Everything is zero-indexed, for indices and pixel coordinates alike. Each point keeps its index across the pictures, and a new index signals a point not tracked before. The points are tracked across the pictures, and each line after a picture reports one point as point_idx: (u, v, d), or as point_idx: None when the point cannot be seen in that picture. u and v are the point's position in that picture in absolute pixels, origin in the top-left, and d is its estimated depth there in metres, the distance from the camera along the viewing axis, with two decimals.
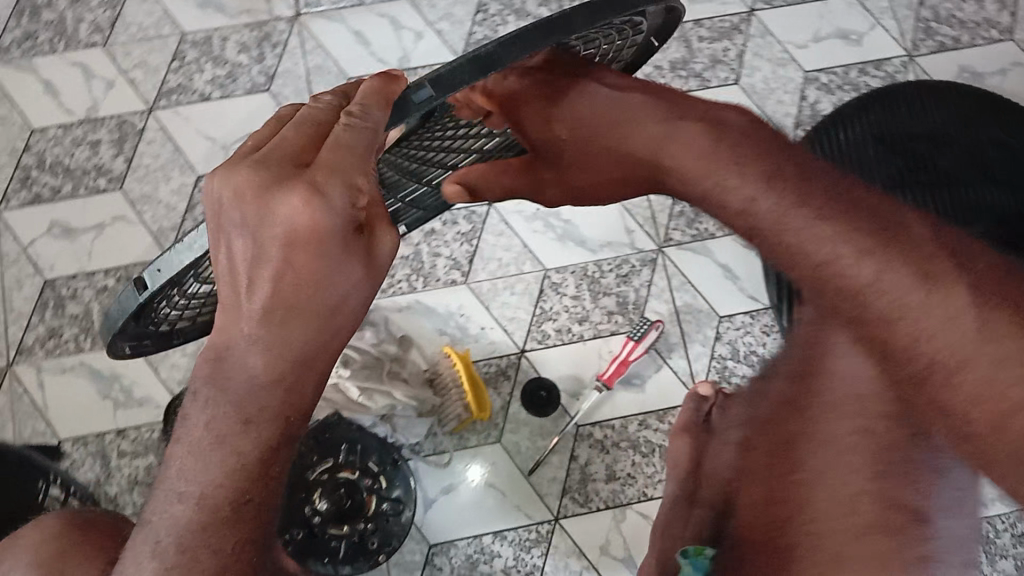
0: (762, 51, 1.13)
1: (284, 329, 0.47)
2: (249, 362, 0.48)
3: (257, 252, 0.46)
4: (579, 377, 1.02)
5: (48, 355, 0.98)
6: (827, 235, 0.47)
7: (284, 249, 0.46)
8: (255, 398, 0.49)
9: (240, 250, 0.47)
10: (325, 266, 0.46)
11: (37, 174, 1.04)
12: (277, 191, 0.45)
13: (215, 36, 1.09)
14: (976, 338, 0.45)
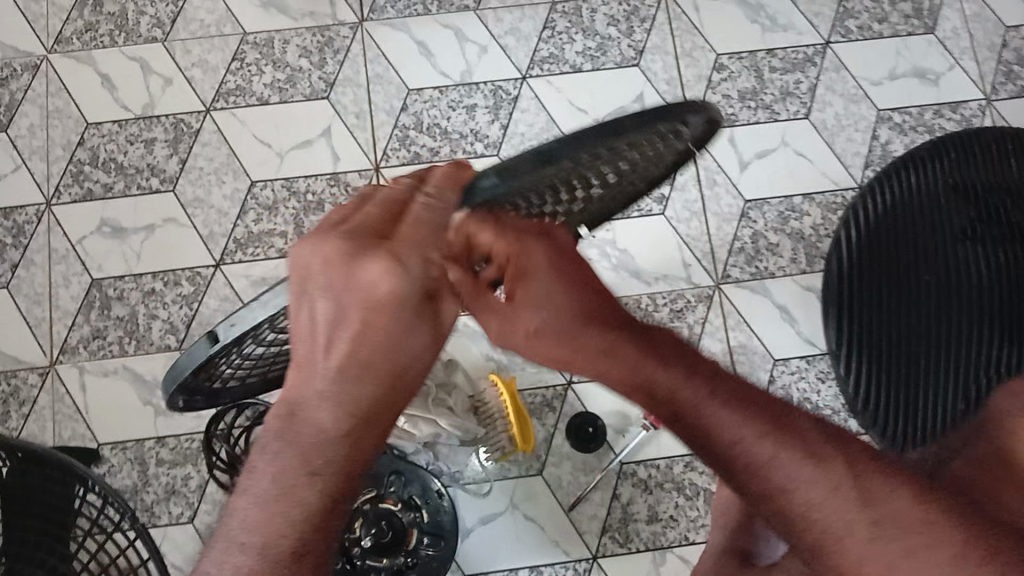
0: (835, 85, 1.09)
1: (353, 393, 0.41)
2: (317, 422, 0.41)
3: (332, 316, 0.41)
4: (626, 413, 0.99)
5: (92, 356, 0.98)
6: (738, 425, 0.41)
7: (361, 316, 0.40)
8: (323, 453, 0.42)
9: (313, 316, 0.40)
10: (397, 334, 0.41)
11: (89, 171, 1.02)
12: (358, 257, 0.39)
13: (276, 38, 1.07)
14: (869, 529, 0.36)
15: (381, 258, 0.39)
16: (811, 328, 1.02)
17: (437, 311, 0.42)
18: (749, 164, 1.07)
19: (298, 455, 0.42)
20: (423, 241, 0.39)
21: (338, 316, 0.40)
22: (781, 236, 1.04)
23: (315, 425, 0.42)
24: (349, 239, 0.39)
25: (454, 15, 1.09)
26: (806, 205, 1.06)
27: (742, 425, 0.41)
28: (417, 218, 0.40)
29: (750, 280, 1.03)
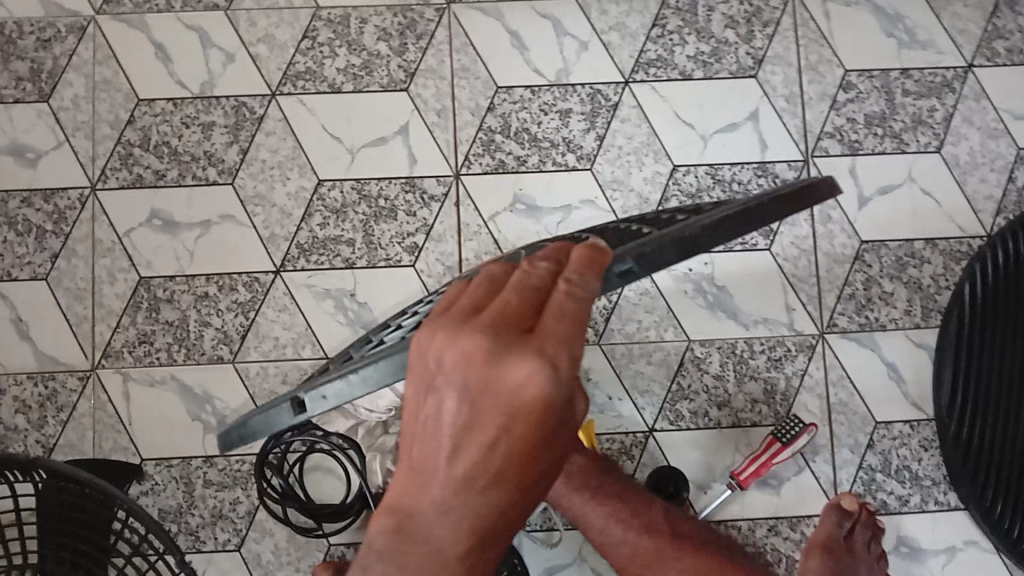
0: (973, 116, 0.97)
1: (478, 505, 0.34)
2: (433, 534, 0.35)
3: (462, 417, 0.34)
4: (709, 468, 0.91)
5: (137, 363, 0.90)
6: None
7: (501, 421, 0.34)
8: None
9: (438, 414, 0.35)
10: (539, 439, 0.34)
11: (140, 154, 0.92)
12: (502, 352, 0.33)
13: (353, 15, 0.95)
14: None
15: (530, 350, 0.33)
16: (919, 390, 0.94)
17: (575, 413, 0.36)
18: (870, 200, 0.96)
19: (409, 568, 0.35)
20: (572, 334, 0.34)
21: (470, 420, 0.34)
22: (896, 284, 0.94)
23: (431, 539, 0.35)
24: (494, 328, 0.34)
25: (554, 3, 0.96)
26: (927, 252, 0.95)
27: None
28: (561, 307, 0.35)
29: (858, 331, 0.94)
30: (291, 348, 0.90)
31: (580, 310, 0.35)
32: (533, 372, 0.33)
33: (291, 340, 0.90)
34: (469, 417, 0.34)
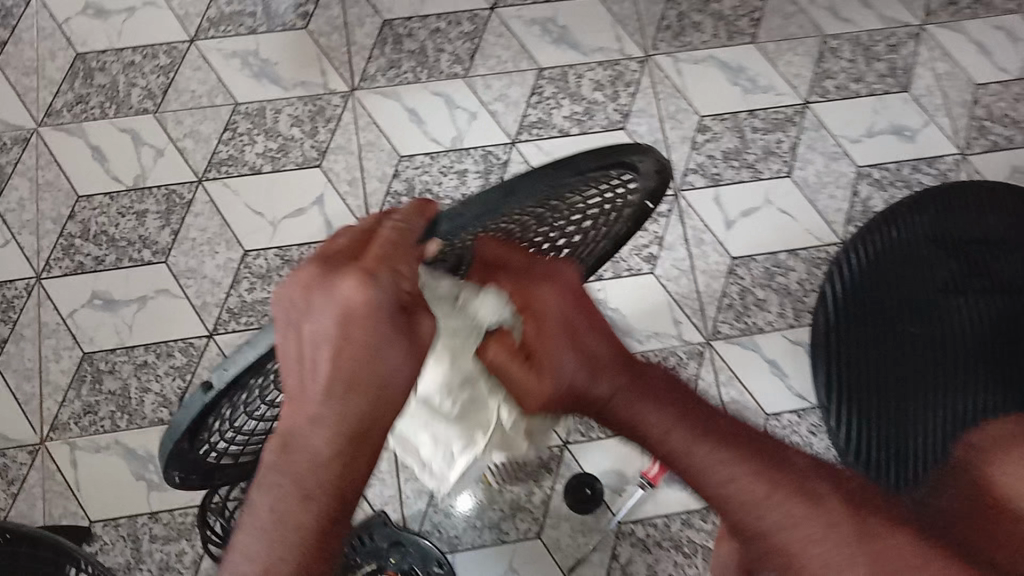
0: (815, 144, 1.13)
1: (341, 413, 0.37)
2: (313, 448, 0.38)
3: (314, 334, 0.36)
4: (621, 472, 1.00)
5: (83, 432, 0.96)
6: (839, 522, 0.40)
7: (356, 339, 0.36)
8: (319, 491, 0.38)
9: (300, 351, 0.37)
10: (376, 351, 0.36)
11: (80, 244, 1.02)
12: (331, 277, 0.35)
13: (268, 107, 1.08)
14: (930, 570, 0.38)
15: (352, 277, 0.35)
16: (801, 382, 1.05)
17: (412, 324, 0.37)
18: (735, 222, 1.09)
19: (295, 484, 0.38)
20: (402, 261, 0.36)
21: (318, 335, 0.36)
22: (768, 291, 1.07)
23: (313, 449, 0.38)
24: (326, 262, 0.36)
25: (444, 82, 1.10)
26: (791, 261, 1.09)
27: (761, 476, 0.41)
28: (386, 240, 0.36)
29: (740, 336, 1.06)
30: None
31: (405, 238, 0.36)
32: (361, 301, 0.35)
33: None
34: (325, 330, 0.36)
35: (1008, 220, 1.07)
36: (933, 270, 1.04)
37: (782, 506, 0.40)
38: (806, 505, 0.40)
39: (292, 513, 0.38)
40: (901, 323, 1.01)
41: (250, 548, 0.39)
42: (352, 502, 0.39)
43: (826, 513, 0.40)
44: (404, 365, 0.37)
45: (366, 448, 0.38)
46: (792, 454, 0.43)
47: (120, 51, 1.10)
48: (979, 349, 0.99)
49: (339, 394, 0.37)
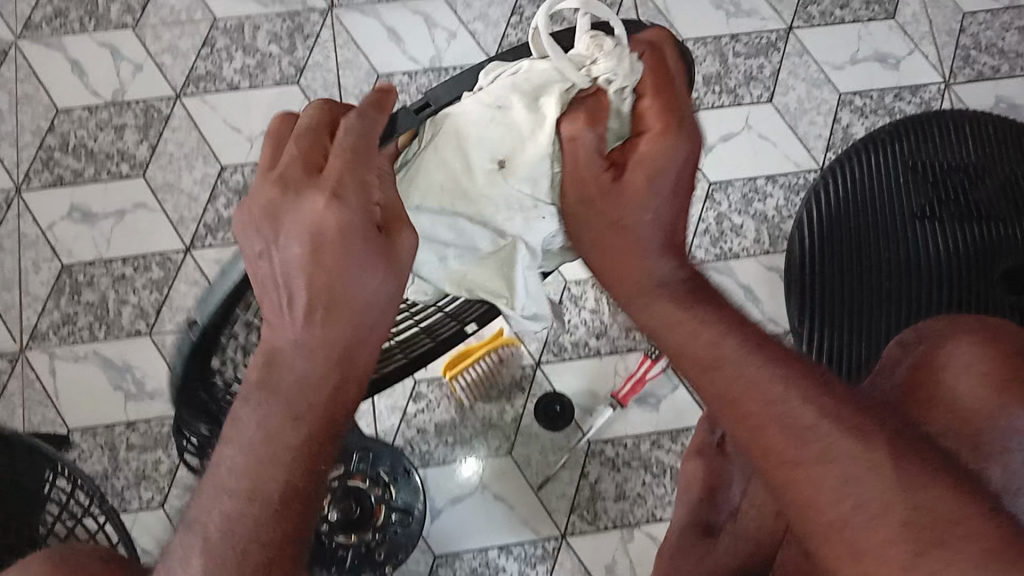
0: (797, 70, 1.12)
1: (322, 326, 0.41)
2: (298, 365, 0.41)
3: (290, 255, 0.40)
4: (593, 393, 1.01)
5: (62, 342, 0.98)
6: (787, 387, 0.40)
7: (327, 251, 0.39)
8: (305, 396, 0.41)
9: (283, 261, 0.40)
10: (345, 266, 0.40)
11: (59, 157, 1.03)
12: (296, 195, 0.39)
13: (247, 24, 1.08)
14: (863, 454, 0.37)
15: (317, 196, 0.39)
16: (775, 308, 1.06)
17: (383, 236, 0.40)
18: (714, 148, 1.10)
19: (283, 392, 0.41)
20: (355, 174, 0.39)
21: (292, 260, 0.40)
22: (744, 217, 1.07)
23: (298, 367, 0.41)
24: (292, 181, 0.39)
25: (424, 1, 1.10)
26: (769, 187, 1.08)
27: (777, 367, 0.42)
28: (349, 142, 0.39)
29: (715, 261, 1.06)
30: None
31: (363, 140, 0.39)
32: (325, 213, 0.39)
33: None
34: (300, 251, 0.40)
35: (986, 147, 1.05)
36: (907, 196, 1.03)
37: (839, 449, 0.37)
38: (853, 442, 0.37)
39: (279, 417, 0.41)
40: (876, 247, 1.01)
41: (234, 463, 0.42)
42: (338, 409, 0.42)
43: (872, 457, 0.37)
44: (362, 282, 0.40)
45: (340, 361, 0.42)
46: (826, 381, 0.41)
47: None
48: (949, 273, 0.98)
49: (312, 305, 0.40)
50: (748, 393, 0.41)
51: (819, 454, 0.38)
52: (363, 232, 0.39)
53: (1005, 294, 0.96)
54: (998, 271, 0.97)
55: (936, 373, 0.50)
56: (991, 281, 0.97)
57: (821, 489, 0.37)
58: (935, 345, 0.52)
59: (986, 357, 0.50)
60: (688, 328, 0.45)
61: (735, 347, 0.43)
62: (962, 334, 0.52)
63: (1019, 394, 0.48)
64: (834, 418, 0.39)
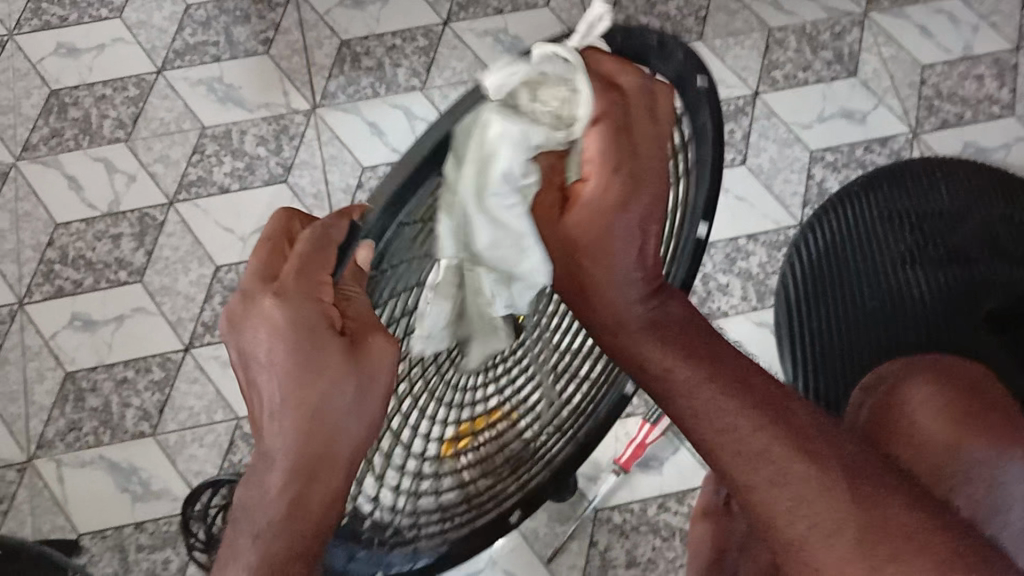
0: (767, 132, 1.16)
1: (296, 436, 0.37)
2: (268, 478, 0.38)
3: (256, 359, 0.38)
4: (595, 461, 1.01)
5: (67, 449, 0.99)
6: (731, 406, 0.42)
7: (283, 356, 0.37)
8: (275, 512, 0.38)
9: (253, 374, 0.38)
10: (314, 379, 0.37)
11: (59, 269, 1.06)
12: (255, 300, 0.38)
13: (234, 129, 1.12)
14: (817, 482, 0.39)
15: (268, 303, 0.37)
16: (768, 362, 1.06)
17: (354, 346, 0.38)
18: None
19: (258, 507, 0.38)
20: (318, 283, 0.38)
21: (259, 364, 0.38)
22: (729, 276, 1.09)
23: (268, 480, 0.38)
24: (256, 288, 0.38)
25: (402, 95, 1.15)
26: (750, 245, 1.11)
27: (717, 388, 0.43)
28: (306, 247, 0.38)
29: (705, 320, 1.08)
30: (205, 414, 1.00)
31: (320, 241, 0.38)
32: (283, 315, 0.37)
33: (204, 407, 1.00)
34: (264, 357, 0.37)
35: (957, 193, 1.06)
36: (886, 244, 1.03)
37: (793, 482, 0.39)
38: (805, 465, 0.39)
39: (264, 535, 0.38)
40: (862, 294, 1.02)
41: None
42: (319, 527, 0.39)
43: (817, 478, 0.39)
44: (323, 394, 0.37)
45: (325, 458, 0.38)
46: (795, 413, 0.42)
47: (92, 85, 1.15)
48: (934, 315, 0.99)
49: (287, 409, 0.37)
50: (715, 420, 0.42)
51: (779, 481, 0.39)
52: (327, 343, 0.37)
53: (992, 335, 0.98)
54: (982, 313, 0.99)
55: (900, 427, 0.56)
56: (976, 324, 0.99)
57: (779, 511, 0.39)
58: (895, 384, 0.58)
59: (930, 406, 0.56)
60: (666, 359, 0.44)
61: (701, 373, 0.43)
62: (904, 388, 0.57)
63: (947, 433, 0.55)
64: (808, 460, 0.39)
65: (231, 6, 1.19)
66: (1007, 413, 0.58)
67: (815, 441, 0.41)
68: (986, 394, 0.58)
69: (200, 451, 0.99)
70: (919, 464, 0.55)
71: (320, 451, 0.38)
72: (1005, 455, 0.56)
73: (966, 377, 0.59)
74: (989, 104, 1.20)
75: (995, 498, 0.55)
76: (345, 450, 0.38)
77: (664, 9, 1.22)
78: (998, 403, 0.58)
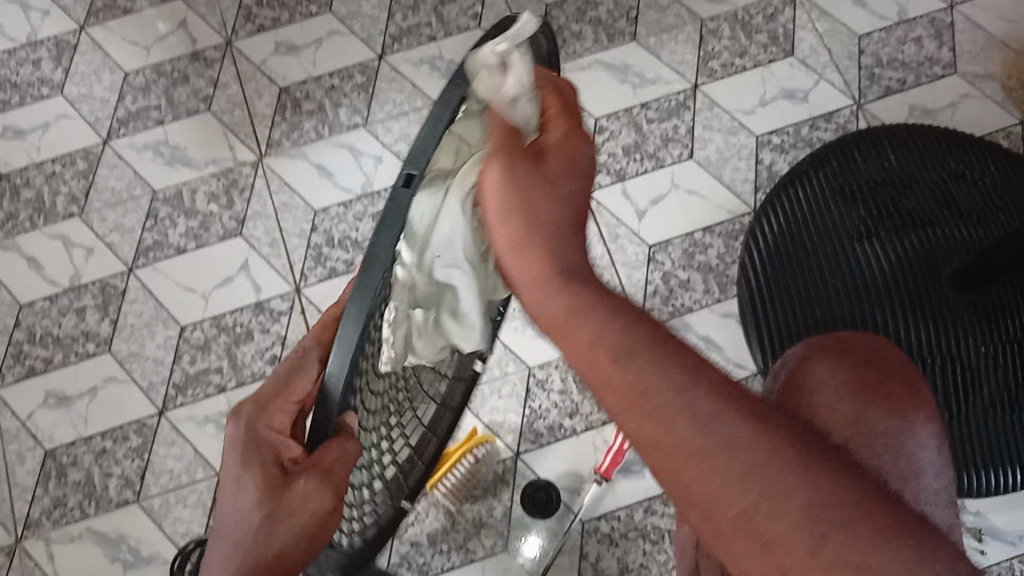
0: (711, 122, 1.17)
1: (270, 507, 0.45)
2: (237, 523, 0.46)
3: (245, 444, 0.47)
4: (577, 472, 1.01)
5: (55, 526, 1.00)
6: (712, 403, 0.34)
7: (234, 466, 0.47)
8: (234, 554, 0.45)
9: (237, 456, 0.47)
10: (280, 486, 0.45)
11: (29, 349, 1.08)
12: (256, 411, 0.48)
13: (185, 189, 1.14)
14: (785, 493, 0.32)
15: (252, 413, 0.48)
16: (738, 352, 1.07)
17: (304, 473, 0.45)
18: (647, 212, 1.13)
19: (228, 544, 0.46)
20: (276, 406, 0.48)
21: (249, 451, 0.47)
22: (690, 272, 1.10)
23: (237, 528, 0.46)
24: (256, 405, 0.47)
25: (346, 133, 1.16)
26: (707, 238, 1.11)
27: (677, 384, 0.35)
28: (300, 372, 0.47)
29: (670, 319, 1.08)
30: (186, 474, 1.01)
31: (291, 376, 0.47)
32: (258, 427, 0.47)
33: (184, 467, 1.01)
34: (249, 448, 0.47)
35: (907, 156, 1.04)
36: (837, 218, 1.01)
37: (748, 451, 0.33)
38: (760, 463, 0.33)
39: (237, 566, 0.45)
40: (822, 268, 0.98)
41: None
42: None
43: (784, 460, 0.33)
44: (257, 504, 0.45)
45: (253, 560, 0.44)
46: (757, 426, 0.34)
47: (42, 163, 1.16)
48: (892, 284, 0.95)
49: (255, 485, 0.45)
50: (644, 393, 0.35)
51: (724, 446, 0.33)
52: (270, 467, 0.46)
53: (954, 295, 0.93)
54: (944, 275, 0.95)
55: (808, 399, 0.59)
56: (939, 287, 0.94)
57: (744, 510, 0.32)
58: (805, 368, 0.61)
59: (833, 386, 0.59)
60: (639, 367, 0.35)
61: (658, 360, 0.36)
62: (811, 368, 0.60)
63: (855, 405, 0.57)
64: (761, 438, 0.33)
65: (169, 68, 1.20)
66: (905, 379, 0.60)
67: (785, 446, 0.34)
68: (885, 366, 0.61)
69: (185, 512, 1.00)
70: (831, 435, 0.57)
71: (251, 551, 0.45)
72: (911, 420, 0.58)
73: (864, 351, 0.62)
74: (930, 65, 1.19)
75: (905, 463, 0.57)
76: (291, 565, 0.46)
77: (595, 13, 1.23)
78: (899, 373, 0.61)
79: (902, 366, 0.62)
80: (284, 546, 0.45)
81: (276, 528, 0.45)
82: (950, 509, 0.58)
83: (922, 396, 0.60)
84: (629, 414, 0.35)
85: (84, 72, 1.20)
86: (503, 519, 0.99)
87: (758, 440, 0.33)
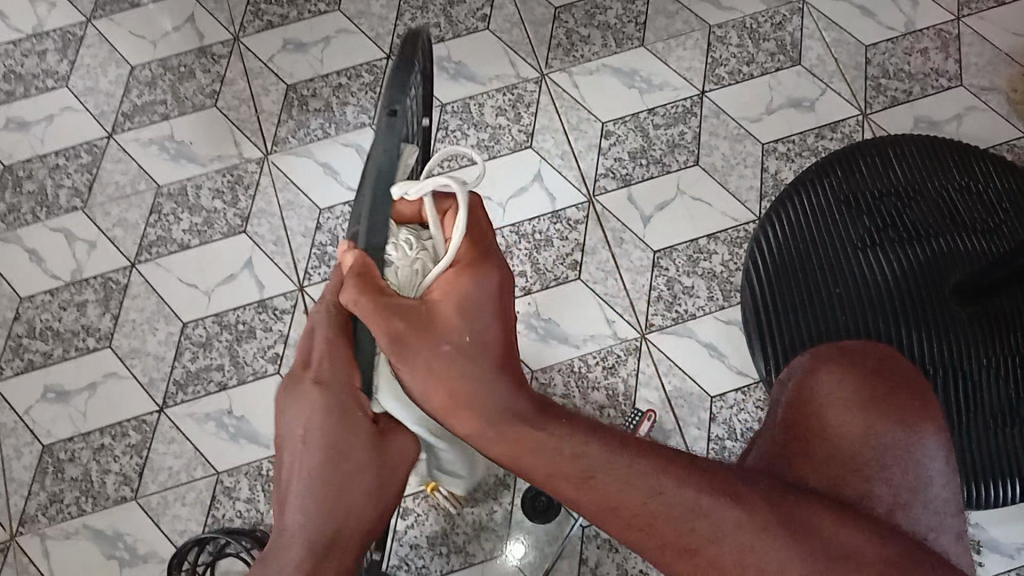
0: (718, 129, 1.17)
1: (359, 464, 0.46)
2: (327, 490, 0.45)
3: (327, 407, 0.46)
4: None
5: (51, 522, 0.99)
6: (673, 487, 0.43)
7: (307, 439, 0.46)
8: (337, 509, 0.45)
9: (316, 413, 0.46)
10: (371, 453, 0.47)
11: (28, 342, 1.07)
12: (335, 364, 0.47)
13: (189, 185, 1.13)
14: (750, 526, 0.43)
15: (317, 371, 0.47)
16: (741, 360, 1.07)
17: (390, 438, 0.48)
18: (652, 217, 1.13)
19: (335, 504, 0.45)
20: (351, 366, 0.47)
21: (333, 412, 0.46)
22: (694, 278, 1.10)
23: (348, 492, 0.46)
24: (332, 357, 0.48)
25: (352, 132, 1.15)
26: (711, 245, 1.11)
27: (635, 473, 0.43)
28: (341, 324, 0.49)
29: (673, 325, 1.08)
30: (185, 472, 1.00)
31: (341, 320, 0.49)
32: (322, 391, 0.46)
33: (183, 465, 1.01)
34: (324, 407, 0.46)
35: (911, 168, 1.04)
36: (841, 228, 1.00)
37: (717, 516, 0.43)
38: (719, 504, 0.43)
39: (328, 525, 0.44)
40: (827, 279, 0.98)
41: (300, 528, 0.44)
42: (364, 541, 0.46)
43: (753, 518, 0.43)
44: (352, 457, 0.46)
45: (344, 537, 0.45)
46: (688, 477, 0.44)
47: (45, 156, 1.16)
48: (898, 296, 0.95)
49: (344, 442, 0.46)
50: (618, 490, 0.43)
51: (684, 515, 0.43)
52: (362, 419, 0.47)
53: (960, 307, 0.93)
54: (949, 286, 0.95)
55: (814, 411, 0.58)
56: (945, 298, 0.94)
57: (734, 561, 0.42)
58: (809, 376, 0.60)
59: (835, 398, 0.58)
60: (602, 459, 0.43)
61: (595, 443, 0.44)
62: (815, 379, 0.60)
63: (859, 419, 0.57)
64: (742, 512, 0.43)
65: (175, 63, 1.20)
66: (914, 389, 0.60)
67: (720, 493, 0.44)
68: (893, 374, 0.60)
69: (184, 510, 0.99)
70: (837, 453, 0.56)
71: (333, 509, 0.45)
72: (918, 431, 0.57)
73: (870, 360, 0.60)
74: (936, 77, 1.20)
75: (915, 475, 0.56)
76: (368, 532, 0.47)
77: (604, 18, 1.23)
78: (912, 378, 0.61)
79: (911, 374, 0.62)
80: (376, 507, 0.47)
81: (364, 490, 0.46)
82: (957, 520, 0.57)
83: (934, 406, 0.60)
84: (612, 514, 0.43)
85: (89, 65, 1.20)
86: (503, 523, 0.99)
87: (726, 504, 0.43)
